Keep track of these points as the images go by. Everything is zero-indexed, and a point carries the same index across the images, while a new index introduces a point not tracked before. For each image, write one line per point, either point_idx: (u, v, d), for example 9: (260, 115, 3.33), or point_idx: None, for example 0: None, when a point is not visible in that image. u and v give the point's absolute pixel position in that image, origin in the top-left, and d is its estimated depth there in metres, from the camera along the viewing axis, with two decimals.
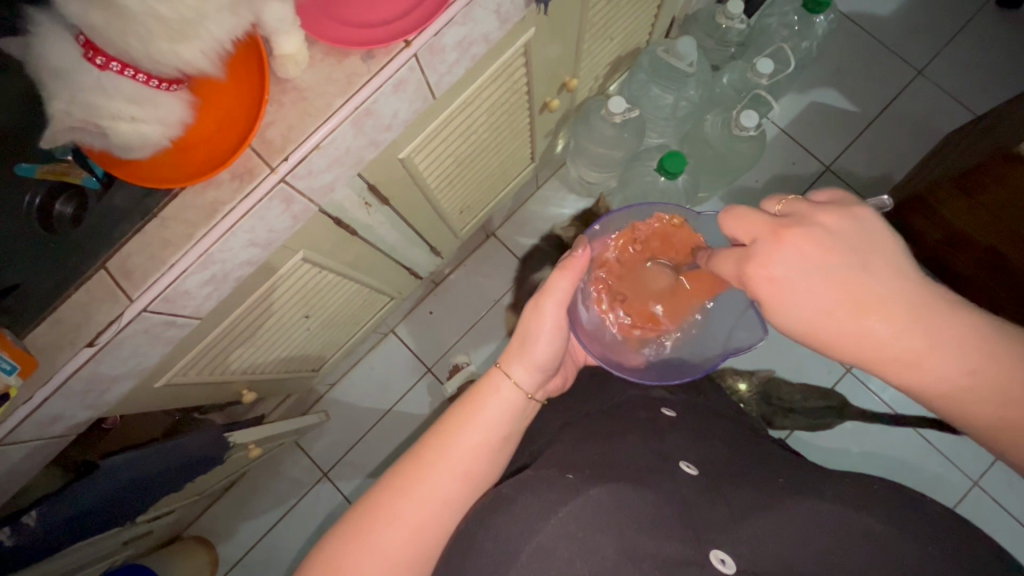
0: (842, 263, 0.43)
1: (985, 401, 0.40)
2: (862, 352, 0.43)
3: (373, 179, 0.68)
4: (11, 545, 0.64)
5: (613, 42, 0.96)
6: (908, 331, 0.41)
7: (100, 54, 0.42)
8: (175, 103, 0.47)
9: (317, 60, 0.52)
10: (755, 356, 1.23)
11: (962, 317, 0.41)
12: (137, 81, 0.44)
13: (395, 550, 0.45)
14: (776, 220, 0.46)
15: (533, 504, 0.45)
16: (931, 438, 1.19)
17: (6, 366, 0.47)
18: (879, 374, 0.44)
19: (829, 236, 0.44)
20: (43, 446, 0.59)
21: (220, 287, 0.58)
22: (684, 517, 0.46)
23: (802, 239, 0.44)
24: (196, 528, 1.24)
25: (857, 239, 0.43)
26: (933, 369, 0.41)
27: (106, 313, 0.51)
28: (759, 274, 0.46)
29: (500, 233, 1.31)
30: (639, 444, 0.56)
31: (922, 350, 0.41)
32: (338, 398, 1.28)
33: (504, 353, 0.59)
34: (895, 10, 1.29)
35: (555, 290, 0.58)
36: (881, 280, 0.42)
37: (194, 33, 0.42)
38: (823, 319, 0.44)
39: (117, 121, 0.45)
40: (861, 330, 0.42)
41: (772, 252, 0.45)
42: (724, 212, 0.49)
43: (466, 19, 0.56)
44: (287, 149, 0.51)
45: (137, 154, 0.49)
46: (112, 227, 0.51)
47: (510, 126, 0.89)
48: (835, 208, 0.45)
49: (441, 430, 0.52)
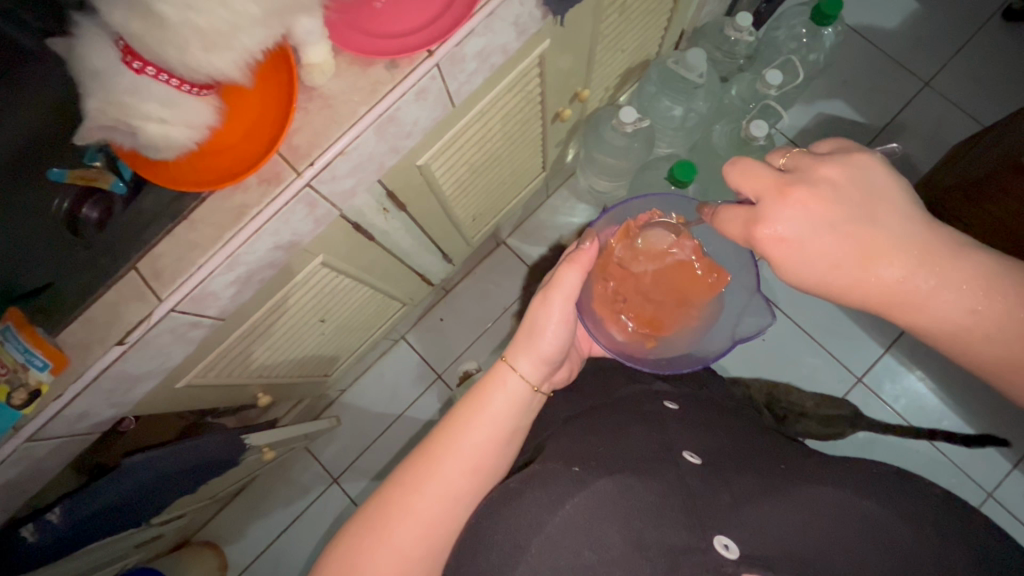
0: (846, 216, 0.46)
1: (977, 326, 0.45)
2: (866, 297, 0.47)
3: (392, 185, 0.70)
4: (33, 540, 0.66)
5: (624, 54, 0.98)
6: (912, 275, 0.46)
7: (138, 59, 0.44)
8: (204, 108, 0.49)
9: (342, 69, 0.54)
10: (764, 363, 1.23)
11: (960, 258, 0.45)
12: (170, 85, 0.46)
13: (409, 543, 0.46)
14: (781, 176, 0.49)
15: (542, 497, 0.45)
16: (945, 449, 1.18)
17: (39, 363, 0.50)
18: (884, 315, 0.48)
19: (832, 188, 0.47)
20: (66, 443, 0.59)
21: (243, 288, 0.60)
22: (688, 507, 0.47)
23: (807, 194, 0.47)
24: (206, 533, 1.25)
25: (859, 192, 0.47)
26: (936, 307, 0.46)
27: (135, 312, 0.52)
28: (766, 234, 0.49)
29: (511, 241, 1.32)
30: (643, 436, 0.56)
31: (925, 290, 0.46)
32: (349, 403, 1.29)
33: (511, 345, 0.60)
34: (902, 23, 1.31)
35: (564, 282, 0.60)
36: (884, 229, 0.46)
37: (228, 43, 0.44)
38: (832, 272, 0.47)
39: (148, 122, 0.47)
40: (870, 278, 0.46)
41: (778, 210, 0.48)
42: (731, 166, 0.51)
43: (487, 30, 0.57)
44: (313, 154, 0.53)
45: (164, 154, 0.51)
46: (143, 229, 0.53)
47: (524, 135, 0.91)
48: (837, 160, 0.48)
49: (450, 424, 0.53)
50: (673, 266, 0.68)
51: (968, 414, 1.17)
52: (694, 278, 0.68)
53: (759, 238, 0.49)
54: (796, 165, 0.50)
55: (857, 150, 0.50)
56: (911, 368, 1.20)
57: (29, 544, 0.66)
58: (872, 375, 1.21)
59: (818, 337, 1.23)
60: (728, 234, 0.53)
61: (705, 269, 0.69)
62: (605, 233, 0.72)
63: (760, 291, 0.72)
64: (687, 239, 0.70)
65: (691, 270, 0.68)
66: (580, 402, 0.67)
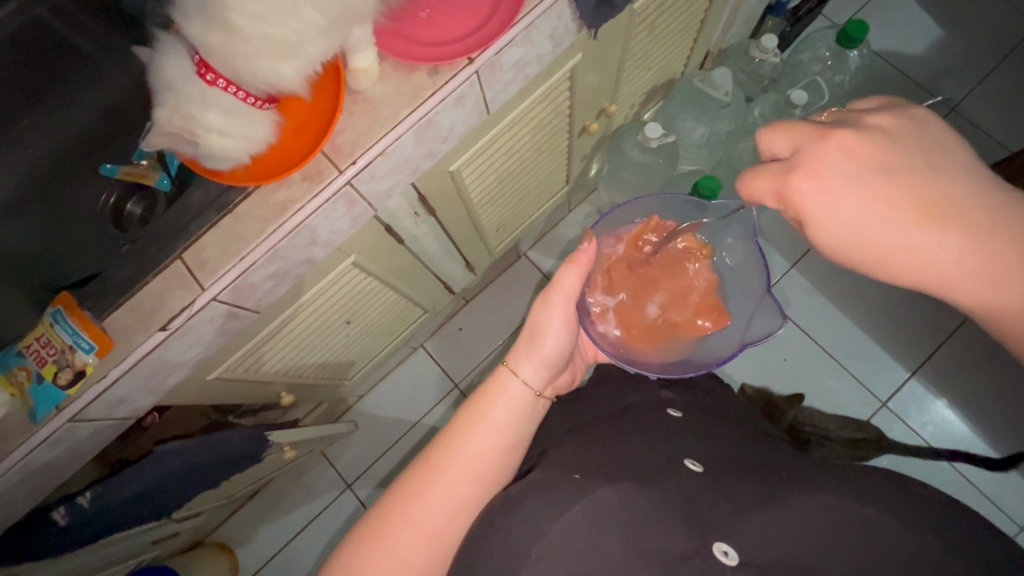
0: (898, 164, 0.44)
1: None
2: (916, 261, 0.44)
3: (424, 189, 0.72)
4: (63, 523, 0.67)
5: (650, 72, 1.00)
6: (969, 237, 0.42)
7: (210, 71, 0.47)
8: (263, 120, 0.52)
9: (387, 75, 0.56)
10: (785, 382, 1.22)
11: (1017, 217, 0.42)
12: (239, 97, 0.49)
13: (409, 551, 0.46)
14: (819, 127, 0.48)
15: (540, 506, 0.46)
16: (964, 471, 1.15)
17: (85, 346, 0.52)
18: (927, 287, 0.45)
19: (881, 138, 0.45)
20: (104, 427, 0.60)
21: (280, 282, 0.61)
22: (688, 511, 0.46)
23: (851, 141, 0.46)
24: (218, 535, 1.25)
25: (909, 141, 0.45)
26: (988, 274, 0.43)
27: (179, 300, 0.54)
28: (807, 185, 0.46)
29: (531, 253, 1.34)
30: (643, 441, 0.55)
31: (981, 254, 0.42)
32: (366, 410, 1.30)
33: (513, 349, 0.59)
34: (926, 50, 1.32)
35: (564, 283, 0.59)
36: (940, 184, 0.43)
37: (294, 53, 0.46)
38: (882, 232, 0.44)
39: (209, 132, 0.50)
40: (926, 239, 0.43)
41: (818, 162, 0.46)
42: (762, 127, 0.51)
43: (525, 41, 0.60)
44: (355, 154, 0.55)
45: (221, 166, 0.54)
46: (190, 220, 0.55)
47: (551, 147, 0.93)
48: (881, 114, 0.47)
49: (449, 432, 0.52)
50: (687, 296, 0.70)
51: (997, 442, 1.14)
52: (699, 306, 0.71)
53: (798, 187, 0.47)
54: (838, 119, 0.50)
55: (903, 108, 0.49)
56: (938, 395, 1.18)
57: (59, 527, 0.67)
58: (898, 400, 1.19)
59: (842, 359, 1.22)
60: (759, 194, 0.51)
61: (711, 304, 0.71)
62: (608, 239, 0.72)
63: (770, 291, 0.71)
64: (704, 267, 0.72)
65: (688, 294, 0.71)
66: (599, 403, 0.67)
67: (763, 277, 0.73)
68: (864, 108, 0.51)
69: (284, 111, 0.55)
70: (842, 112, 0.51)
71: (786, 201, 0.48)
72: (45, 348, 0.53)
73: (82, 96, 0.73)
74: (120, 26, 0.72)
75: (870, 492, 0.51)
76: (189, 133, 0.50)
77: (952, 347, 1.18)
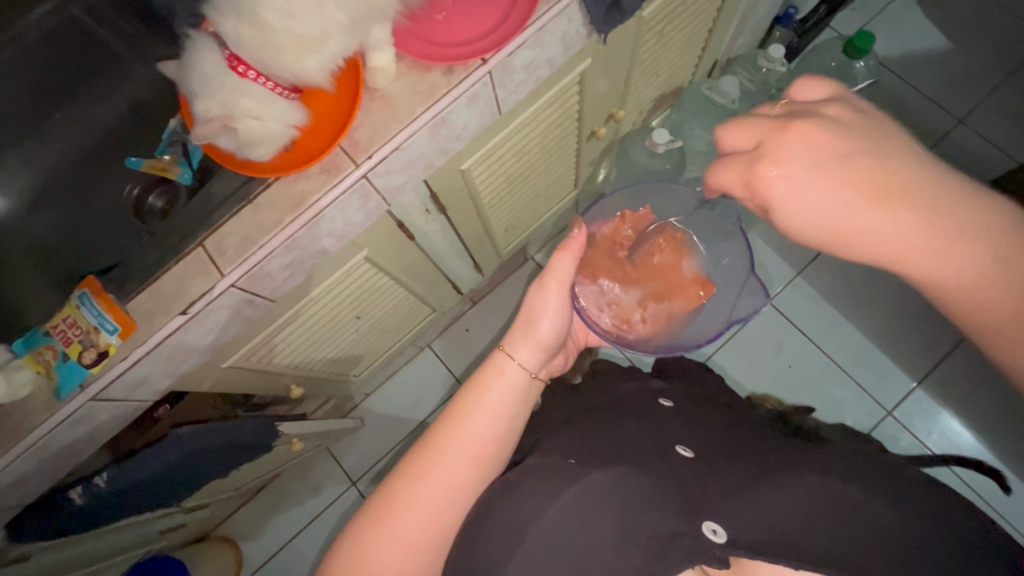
0: (860, 149, 0.42)
1: (995, 273, 0.41)
2: (883, 246, 0.41)
3: (436, 187, 0.74)
4: (81, 502, 0.69)
5: (658, 79, 1.02)
6: (935, 221, 0.40)
7: (242, 64, 0.51)
8: (291, 108, 0.54)
9: (404, 73, 0.58)
10: (789, 389, 1.22)
11: (974, 201, 0.40)
12: (266, 87, 0.52)
13: (411, 531, 0.47)
14: (779, 119, 0.45)
15: (536, 491, 0.47)
16: (962, 475, 1.15)
17: (109, 328, 0.55)
18: (892, 270, 0.43)
19: (839, 125, 0.43)
20: (124, 409, 0.63)
21: (296, 272, 0.64)
22: (677, 494, 0.48)
23: (813, 130, 0.43)
24: (223, 529, 1.27)
25: (866, 126, 0.43)
26: (950, 254, 0.41)
27: (200, 286, 0.56)
28: (773, 174, 0.44)
29: (537, 257, 1.35)
30: (638, 427, 0.57)
31: (943, 236, 0.40)
32: (373, 408, 1.31)
33: (509, 334, 0.59)
34: (934, 63, 1.33)
35: (556, 268, 0.59)
36: (902, 168, 0.41)
37: (319, 48, 0.49)
38: (851, 218, 0.41)
39: (246, 117, 0.51)
40: (893, 224, 0.40)
41: (783, 150, 0.43)
42: (722, 123, 0.48)
43: (537, 43, 0.62)
44: (372, 148, 0.57)
45: (261, 156, 0.55)
46: (212, 211, 0.57)
47: (559, 151, 0.95)
48: (835, 103, 0.45)
49: (447, 416, 0.52)
50: (672, 276, 0.69)
51: (1004, 453, 1.13)
52: (684, 282, 0.69)
53: (764, 176, 0.44)
54: (792, 110, 0.47)
55: (851, 98, 0.47)
56: (943, 406, 1.18)
57: (75, 506, 0.69)
58: (903, 409, 1.19)
59: (847, 367, 1.22)
60: (727, 187, 0.48)
61: (694, 280, 0.69)
62: (596, 225, 0.72)
63: (754, 274, 0.69)
64: (680, 248, 0.71)
65: (675, 277, 0.69)
66: (602, 394, 0.68)
67: (747, 261, 0.72)
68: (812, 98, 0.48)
69: (309, 101, 0.57)
70: (794, 102, 0.48)
71: (753, 191, 0.45)
72: (70, 328, 0.56)
73: (108, 91, 0.81)
74: (140, 22, 0.79)
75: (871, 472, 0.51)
76: (229, 120, 0.51)
77: (959, 356, 1.18)
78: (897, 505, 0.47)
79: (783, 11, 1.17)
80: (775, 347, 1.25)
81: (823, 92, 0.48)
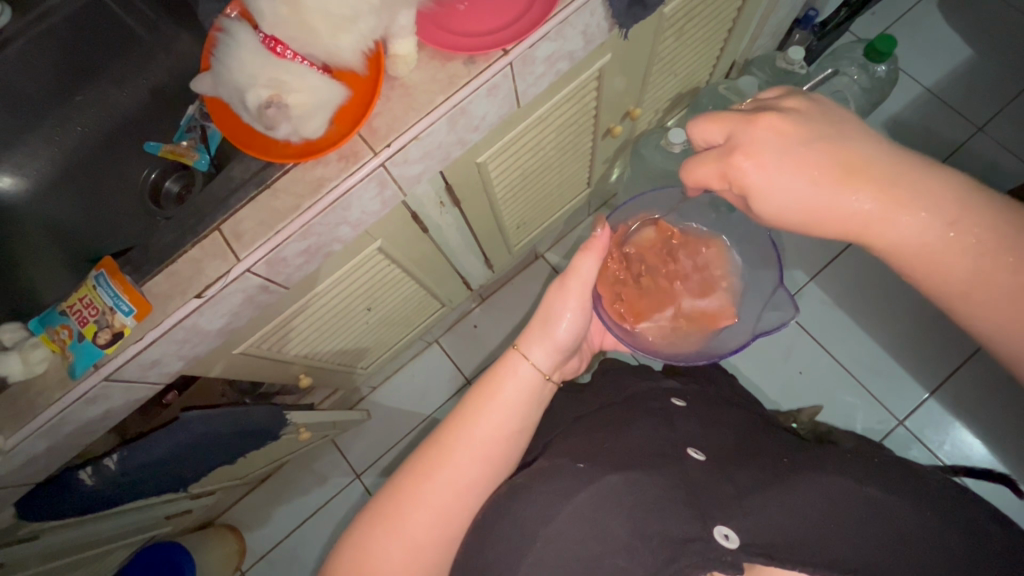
0: (820, 135, 0.45)
1: (952, 238, 0.41)
2: (841, 222, 0.44)
3: (451, 179, 0.73)
4: (91, 484, 0.69)
5: (676, 77, 1.01)
6: (887, 193, 0.42)
7: (280, 44, 0.53)
8: (330, 81, 0.54)
9: (424, 62, 0.58)
10: (798, 395, 1.21)
11: (925, 172, 0.43)
12: (306, 65, 0.53)
13: (422, 531, 0.46)
14: (746, 112, 0.48)
15: (549, 491, 0.46)
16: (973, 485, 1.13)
17: (125, 308, 0.55)
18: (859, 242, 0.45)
19: (797, 114, 0.46)
20: (137, 390, 0.63)
21: (311, 259, 0.63)
22: (689, 497, 0.47)
23: (777, 119, 0.46)
24: (227, 517, 1.28)
25: (822, 117, 0.46)
26: (902, 221, 0.42)
27: (215, 270, 0.56)
28: (745, 163, 0.46)
29: (549, 257, 1.34)
30: (650, 428, 0.56)
31: (899, 205, 0.42)
32: (379, 401, 1.31)
33: (525, 333, 0.58)
34: (954, 70, 1.32)
35: (582, 269, 0.58)
36: (857, 148, 0.44)
37: (348, 27, 0.51)
38: (813, 196, 0.44)
39: (290, 93, 0.53)
40: (849, 197, 0.43)
41: (752, 140, 0.46)
42: (695, 117, 0.51)
43: (559, 35, 0.61)
44: (390, 137, 0.57)
45: (315, 130, 0.55)
46: (229, 195, 0.57)
47: (575, 147, 0.94)
48: (793, 96, 0.49)
49: (458, 412, 0.51)
50: (696, 289, 0.68)
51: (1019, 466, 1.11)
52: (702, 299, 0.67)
53: (738, 164, 0.47)
54: (758, 105, 0.50)
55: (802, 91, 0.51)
56: (955, 416, 1.16)
57: (86, 486, 0.69)
58: (914, 419, 1.17)
59: (857, 375, 1.20)
60: (704, 181, 0.51)
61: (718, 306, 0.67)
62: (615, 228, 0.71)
63: (784, 286, 0.67)
64: (710, 256, 0.70)
65: (699, 290, 0.68)
66: (613, 393, 0.67)
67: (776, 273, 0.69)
68: (772, 96, 0.51)
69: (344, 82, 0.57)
70: (756, 99, 0.52)
71: (729, 181, 0.48)
72: (87, 309, 0.57)
73: (129, 78, 0.83)
74: (163, 9, 0.81)
75: (897, 479, 0.50)
76: (278, 97, 0.52)
77: (972, 367, 1.16)
78: (918, 509, 0.46)
79: (802, 13, 1.16)
80: (786, 352, 1.23)
81: (776, 93, 0.51)
